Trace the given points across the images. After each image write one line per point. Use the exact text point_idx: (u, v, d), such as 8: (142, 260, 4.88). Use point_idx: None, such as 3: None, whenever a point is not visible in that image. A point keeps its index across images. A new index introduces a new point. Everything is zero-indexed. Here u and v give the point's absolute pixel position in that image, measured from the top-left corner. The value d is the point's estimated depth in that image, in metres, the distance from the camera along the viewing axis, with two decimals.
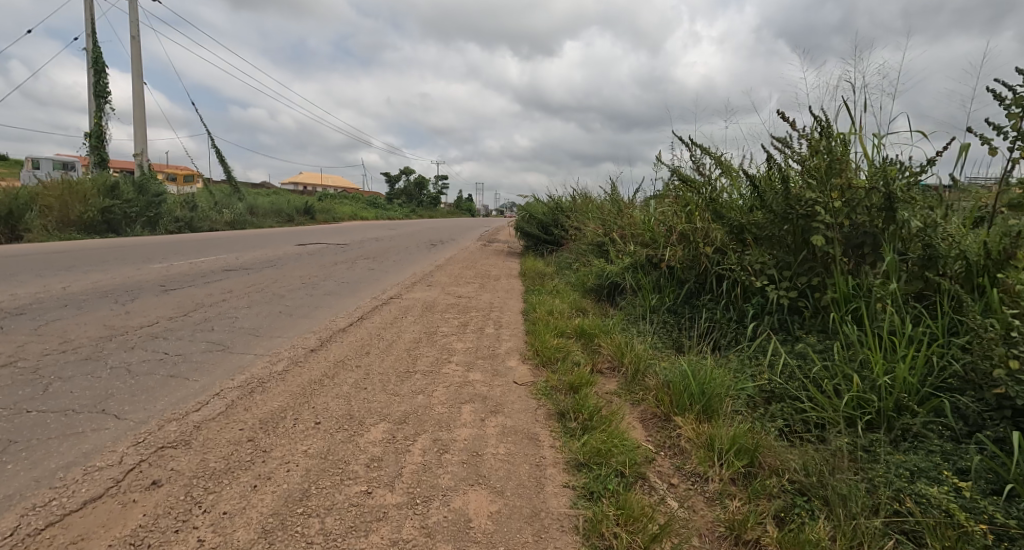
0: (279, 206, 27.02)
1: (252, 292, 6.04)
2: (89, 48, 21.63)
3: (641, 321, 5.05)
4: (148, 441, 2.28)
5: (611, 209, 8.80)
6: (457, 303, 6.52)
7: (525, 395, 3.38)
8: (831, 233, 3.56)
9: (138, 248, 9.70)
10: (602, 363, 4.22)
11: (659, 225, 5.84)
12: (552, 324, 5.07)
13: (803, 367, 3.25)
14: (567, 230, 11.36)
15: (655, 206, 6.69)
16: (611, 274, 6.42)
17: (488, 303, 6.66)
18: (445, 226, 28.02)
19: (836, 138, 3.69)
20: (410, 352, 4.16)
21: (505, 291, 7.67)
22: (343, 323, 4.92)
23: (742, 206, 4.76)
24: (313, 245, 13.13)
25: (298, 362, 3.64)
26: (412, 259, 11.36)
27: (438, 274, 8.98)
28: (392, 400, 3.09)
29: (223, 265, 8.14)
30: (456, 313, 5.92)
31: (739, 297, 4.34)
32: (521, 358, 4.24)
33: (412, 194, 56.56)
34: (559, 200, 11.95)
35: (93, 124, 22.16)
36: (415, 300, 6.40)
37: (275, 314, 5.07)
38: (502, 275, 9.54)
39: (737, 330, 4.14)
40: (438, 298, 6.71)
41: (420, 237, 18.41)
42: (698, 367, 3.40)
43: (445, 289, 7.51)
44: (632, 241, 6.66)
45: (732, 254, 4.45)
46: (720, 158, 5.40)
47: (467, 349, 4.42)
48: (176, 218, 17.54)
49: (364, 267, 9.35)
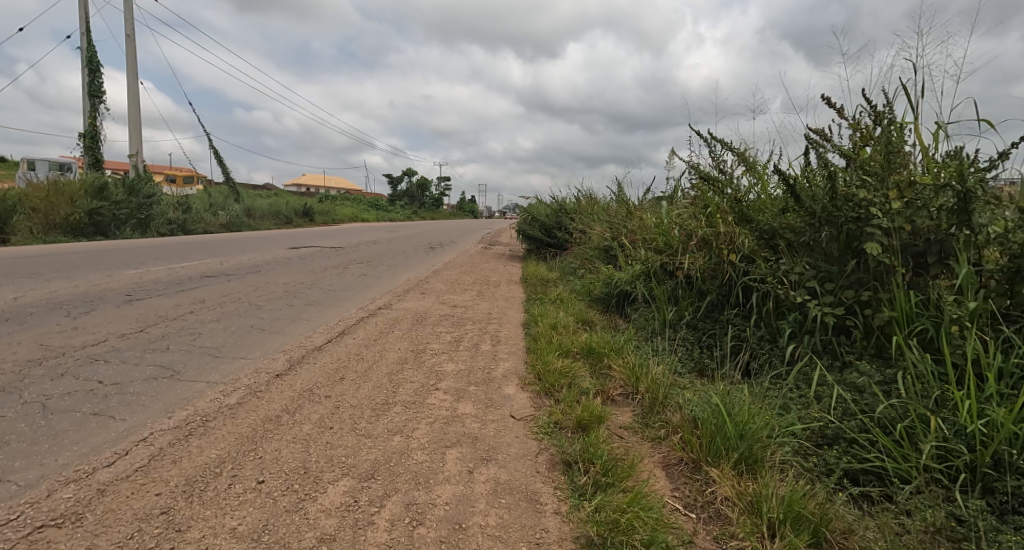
0: (277, 208, 26.54)
1: (226, 303, 5.50)
2: (82, 48, 21.27)
3: (657, 337, 4.49)
4: (23, 520, 1.74)
5: (619, 211, 8.24)
6: (451, 314, 5.97)
7: (524, 435, 2.83)
8: (889, 241, 3.01)
9: (117, 252, 9.18)
10: (614, 389, 3.66)
11: (674, 230, 5.28)
12: (556, 340, 4.52)
13: (862, 403, 2.68)
14: (571, 233, 10.82)
15: (668, 208, 6.13)
16: (621, 282, 5.85)
17: (486, 314, 6.11)
18: (446, 228, 27.47)
19: (891, 127, 3.13)
20: (392, 377, 3.61)
21: (505, 300, 7.12)
22: (321, 340, 4.37)
23: (771, 207, 4.20)
24: (306, 248, 12.62)
25: (256, 392, 3.08)
26: (408, 263, 10.78)
27: (434, 281, 8.43)
28: (361, 445, 2.54)
29: (203, 271, 7.61)
30: (450, 326, 5.37)
31: (772, 313, 3.78)
32: (521, 384, 3.67)
33: (414, 196, 56.07)
34: (564, 202, 11.38)
35: (87, 124, 21.75)
36: (406, 312, 5.85)
37: (245, 329, 4.53)
38: (502, 281, 8.99)
39: (771, 351, 3.57)
40: (431, 309, 6.16)
41: (419, 241, 17.85)
42: (733, 402, 2.85)
43: (440, 297, 6.96)
44: (643, 246, 6.09)
45: (762, 263, 3.90)
46: (743, 153, 4.83)
47: (458, 372, 3.86)
48: (169, 220, 17.07)
49: (356, 273, 8.82)
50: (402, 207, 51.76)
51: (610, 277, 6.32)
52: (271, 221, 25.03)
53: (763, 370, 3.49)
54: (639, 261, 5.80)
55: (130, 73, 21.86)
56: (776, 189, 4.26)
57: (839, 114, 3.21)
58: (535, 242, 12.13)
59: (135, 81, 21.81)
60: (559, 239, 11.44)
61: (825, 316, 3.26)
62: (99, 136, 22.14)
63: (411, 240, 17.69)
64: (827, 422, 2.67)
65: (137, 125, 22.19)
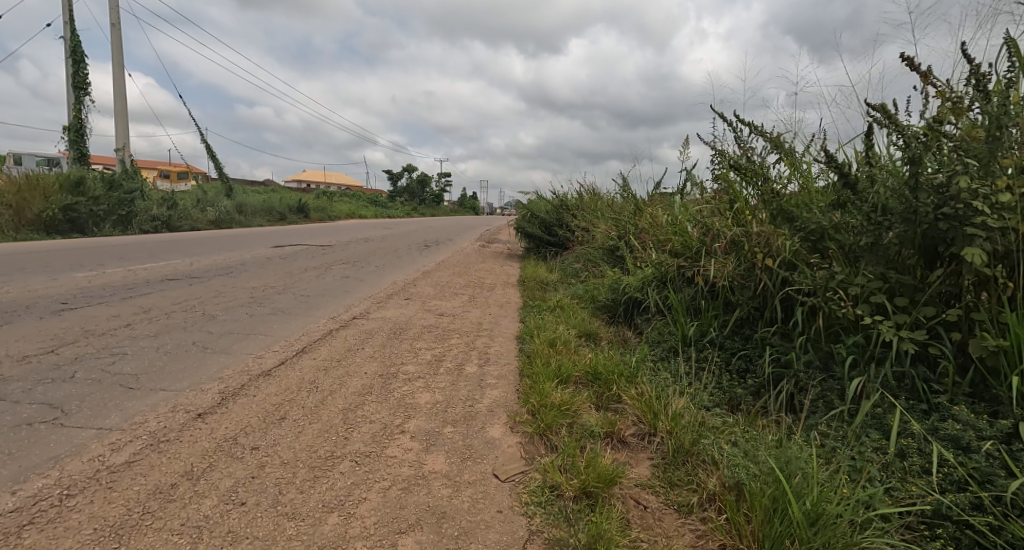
0: (271, 204, 25.87)
1: (175, 313, 4.78)
2: (66, 37, 20.54)
3: (676, 359, 3.76)
4: None
5: (626, 208, 7.49)
6: (436, 325, 5.24)
7: (508, 510, 2.11)
8: (996, 245, 2.27)
9: (79, 251, 8.48)
10: (626, 430, 2.94)
11: (695, 229, 4.53)
12: (555, 362, 3.80)
13: (972, 468, 1.96)
14: (572, 232, 10.11)
15: (684, 204, 5.40)
16: (632, 289, 5.11)
17: (475, 325, 5.38)
18: (445, 224, 26.67)
19: (995, 94, 2.38)
20: (349, 415, 2.88)
21: (499, 306, 6.42)
22: (272, 361, 3.65)
23: (818, 201, 3.45)
24: (290, 247, 11.91)
25: (161, 442, 2.35)
26: (398, 263, 10.08)
27: (422, 284, 7.72)
28: (279, 537, 1.81)
29: (165, 274, 6.89)
30: (432, 341, 4.63)
31: (823, 333, 3.05)
32: (510, 422, 2.96)
33: (414, 192, 55.26)
34: (565, 198, 10.63)
35: (72, 117, 21.07)
36: (384, 323, 5.12)
37: (184, 347, 3.80)
38: (498, 283, 8.28)
39: (825, 384, 2.84)
40: (414, 318, 5.42)
41: (415, 238, 17.11)
42: (793, 464, 2.12)
43: (426, 304, 6.24)
44: (656, 248, 5.35)
45: (809, 271, 3.16)
46: (776, 136, 4.06)
47: (434, 407, 3.13)
48: (153, 216, 16.40)
49: (339, 275, 8.12)
50: (401, 203, 50.98)
51: (619, 283, 5.59)
52: (263, 218, 24.33)
53: (818, 409, 2.76)
54: (652, 264, 5.07)
55: (116, 65, 21.15)
56: (824, 178, 3.48)
57: (924, 78, 2.46)
58: (535, 240, 11.39)
59: (121, 72, 21.10)
60: (561, 237, 10.68)
61: (903, 342, 2.53)
62: (85, 130, 21.46)
63: (407, 239, 16.97)
64: (926, 496, 1.95)
65: (124, 118, 21.49)
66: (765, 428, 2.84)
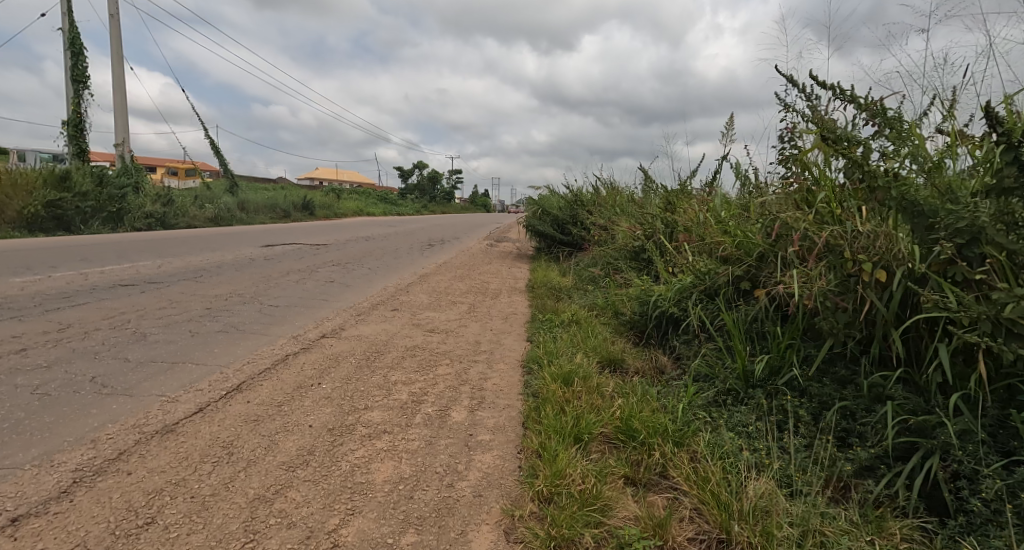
0: (274, 201, 25.20)
1: (97, 332, 3.85)
2: (64, 29, 19.96)
3: (740, 409, 2.74)
4: None
5: (652, 205, 6.44)
6: (423, 346, 4.26)
7: None
8: None
9: (36, 251, 7.61)
10: (683, 535, 1.93)
11: (755, 229, 3.50)
12: (572, 410, 2.81)
13: None
14: (588, 230, 9.11)
15: (737, 202, 4.38)
16: (668, 305, 4.10)
17: (472, 347, 4.39)
18: (454, 222, 25.78)
19: None
20: (260, 511, 1.89)
21: (503, 319, 5.45)
22: (187, 408, 2.68)
23: (954, 189, 2.39)
24: (281, 246, 11.06)
25: None
26: (395, 265, 9.16)
27: (417, 290, 6.79)
28: None
29: (121, 279, 6.00)
30: (413, 371, 3.65)
31: (989, 389, 2.01)
32: (506, 521, 1.97)
33: (425, 189, 54.40)
34: (581, 194, 9.58)
35: (70, 111, 20.44)
36: (359, 344, 4.16)
37: (76, 384, 2.85)
38: (503, 289, 7.31)
39: (1008, 475, 1.81)
40: (397, 338, 4.45)
41: (419, 237, 16.16)
42: None
43: (416, 317, 5.29)
44: (697, 254, 4.33)
45: (959, 293, 2.12)
46: (868, 101, 3.01)
47: (395, 488, 2.14)
48: (148, 213, 15.70)
49: (325, 279, 7.21)
50: (412, 201, 50.18)
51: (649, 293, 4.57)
52: (267, 215, 23.58)
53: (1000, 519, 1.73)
54: (695, 273, 4.06)
55: (115, 58, 20.55)
56: (959, 156, 2.46)
57: None
58: (546, 240, 10.36)
59: (120, 64, 20.40)
60: (575, 236, 9.66)
61: None
62: (84, 124, 20.83)
63: (411, 237, 16.05)
64: None
65: (123, 112, 20.82)
66: (908, 545, 1.82)
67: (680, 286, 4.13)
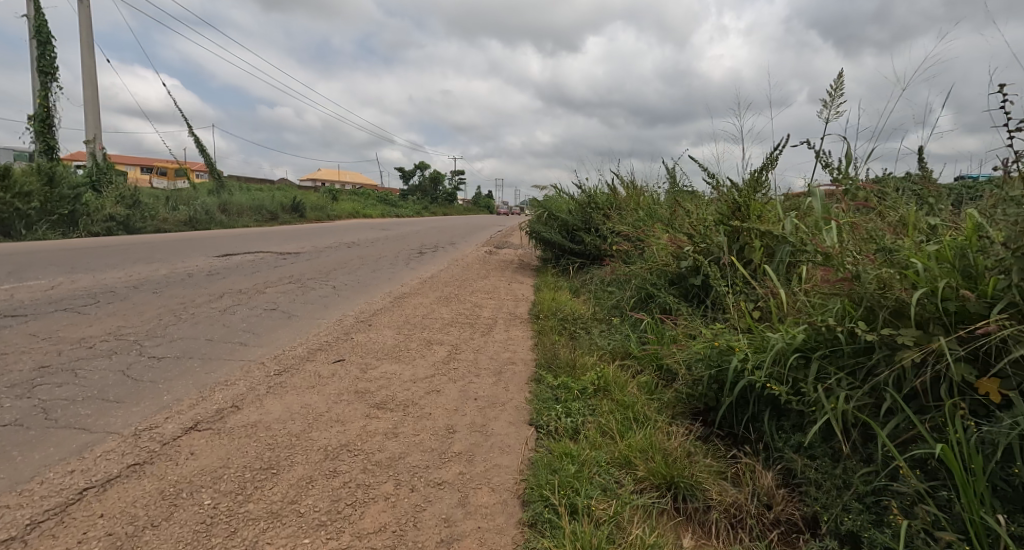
0: (262, 202, 23.66)
1: None
2: (31, 15, 18.47)
3: None
4: None
5: (701, 210, 4.75)
6: (356, 448, 2.54)
7: None
8: None
9: None
10: None
11: (971, 261, 1.84)
12: None
13: None
14: (605, 239, 7.42)
15: (873, 219, 2.76)
16: (767, 383, 2.52)
17: (439, 445, 2.66)
18: (452, 225, 24.08)
19: None
20: None
21: (493, 376, 3.76)
22: None
23: None
24: (242, 256, 9.49)
25: None
26: (369, 282, 7.51)
27: (383, 322, 5.11)
28: None
29: None
30: (314, 526, 1.94)
31: None
32: None
33: (425, 190, 52.82)
34: (595, 195, 7.92)
35: (37, 106, 18.90)
36: (246, 448, 2.43)
37: None
38: (499, 317, 5.62)
39: None
40: (321, 429, 2.72)
41: (410, 242, 14.65)
42: None
43: (366, 375, 3.59)
44: (803, 300, 2.75)
45: None
46: None
47: None
48: (110, 216, 14.17)
49: (267, 305, 5.54)
50: (412, 202, 48.60)
51: (718, 345, 2.95)
52: (251, 216, 21.98)
53: None
54: (816, 330, 2.44)
55: (86, 48, 19.09)
56: None
57: None
58: (552, 250, 8.66)
59: (91, 54, 18.82)
60: (587, 245, 7.96)
61: None
62: (54, 120, 19.29)
63: (401, 243, 14.43)
64: None
65: (94, 106, 19.29)
66: None
67: (787, 348, 2.50)
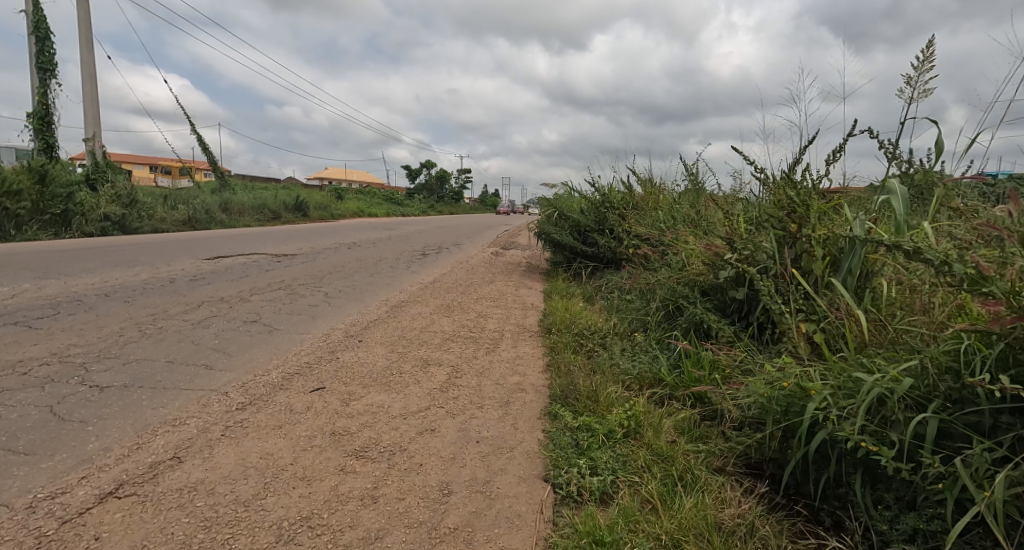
0: (264, 201, 23.21)
1: None
2: (29, 11, 18.07)
3: None
4: None
5: (741, 213, 4.12)
6: (318, 525, 1.95)
7: None
8: None
9: None
10: None
11: None
12: None
13: None
14: (621, 242, 6.78)
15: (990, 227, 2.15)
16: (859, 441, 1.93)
17: (429, 516, 2.07)
18: (458, 224, 23.49)
19: None
20: None
21: (498, 408, 3.15)
22: None
23: None
24: (233, 258, 8.95)
25: None
26: (365, 288, 6.92)
27: (374, 337, 4.51)
28: None
29: None
30: None
31: None
32: None
33: (431, 188, 52.29)
34: (609, 193, 7.29)
35: (36, 103, 18.49)
36: (173, 527, 1.85)
37: None
38: (506, 330, 5.00)
39: None
40: (279, 494, 2.13)
41: (414, 243, 14.08)
42: None
43: (345, 409, 2.99)
44: (906, 341, 2.15)
45: None
46: None
47: None
48: (104, 215, 13.72)
49: (247, 317, 4.97)
50: (418, 200, 48.07)
51: (782, 382, 2.35)
52: (253, 216, 21.52)
53: None
54: (931, 378, 1.85)
55: (84, 44, 18.67)
56: None
57: None
58: (563, 252, 8.02)
59: (93, 49, 18.36)
60: (601, 249, 7.32)
61: None
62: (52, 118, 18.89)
63: (402, 243, 13.84)
64: None
65: (94, 103, 18.88)
66: None
67: (888, 396, 1.91)
